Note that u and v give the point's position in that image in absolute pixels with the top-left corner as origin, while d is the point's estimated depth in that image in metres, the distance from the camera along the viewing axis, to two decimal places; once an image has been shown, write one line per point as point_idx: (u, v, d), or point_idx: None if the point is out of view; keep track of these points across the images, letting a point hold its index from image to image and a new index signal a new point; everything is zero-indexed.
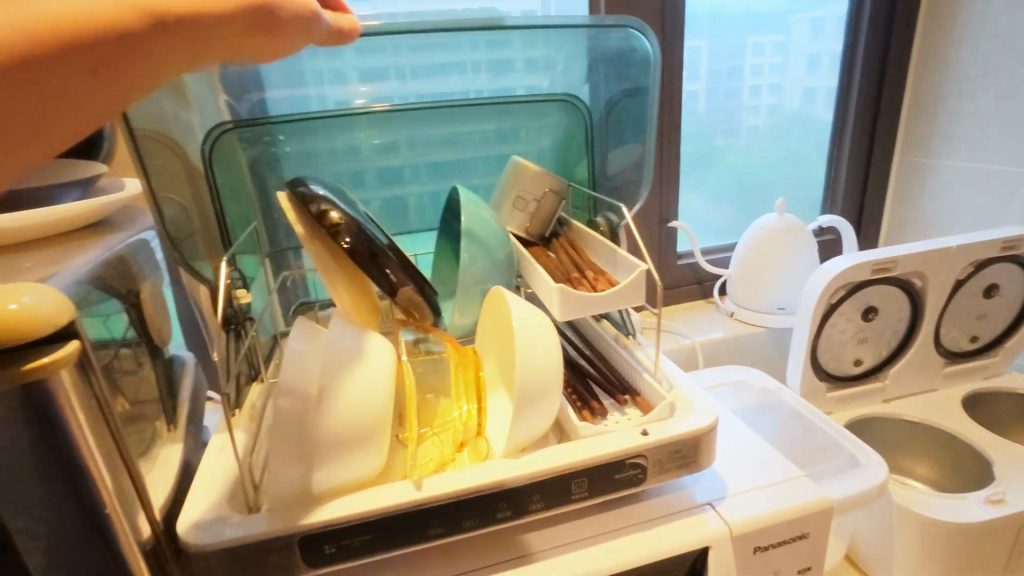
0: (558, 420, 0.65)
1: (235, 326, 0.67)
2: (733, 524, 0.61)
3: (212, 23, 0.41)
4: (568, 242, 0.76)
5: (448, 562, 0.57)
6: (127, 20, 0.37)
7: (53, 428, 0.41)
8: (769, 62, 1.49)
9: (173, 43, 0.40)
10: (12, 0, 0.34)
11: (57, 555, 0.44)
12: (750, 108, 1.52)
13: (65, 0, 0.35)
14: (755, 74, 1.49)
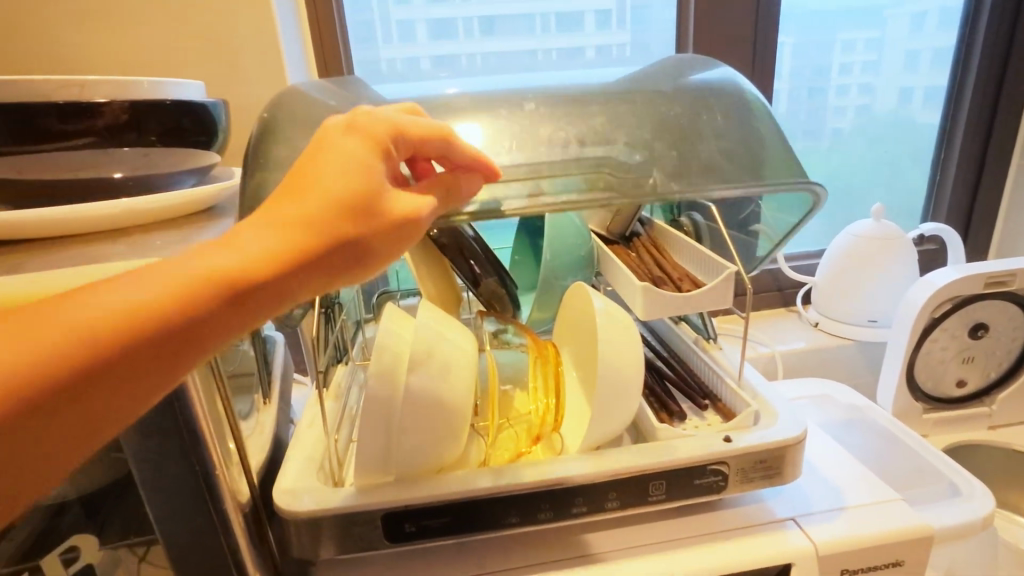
0: (635, 421, 0.65)
1: (327, 312, 0.69)
2: (819, 543, 0.57)
3: (338, 242, 0.37)
4: (651, 241, 0.74)
5: (522, 552, 0.58)
6: (240, 278, 0.34)
7: (176, 392, 0.45)
8: (870, 58, 1.40)
9: (302, 283, 0.36)
10: (126, 279, 0.32)
11: (173, 507, 0.48)
12: (835, 109, 1.43)
13: (184, 268, 0.33)
14: (844, 72, 1.40)
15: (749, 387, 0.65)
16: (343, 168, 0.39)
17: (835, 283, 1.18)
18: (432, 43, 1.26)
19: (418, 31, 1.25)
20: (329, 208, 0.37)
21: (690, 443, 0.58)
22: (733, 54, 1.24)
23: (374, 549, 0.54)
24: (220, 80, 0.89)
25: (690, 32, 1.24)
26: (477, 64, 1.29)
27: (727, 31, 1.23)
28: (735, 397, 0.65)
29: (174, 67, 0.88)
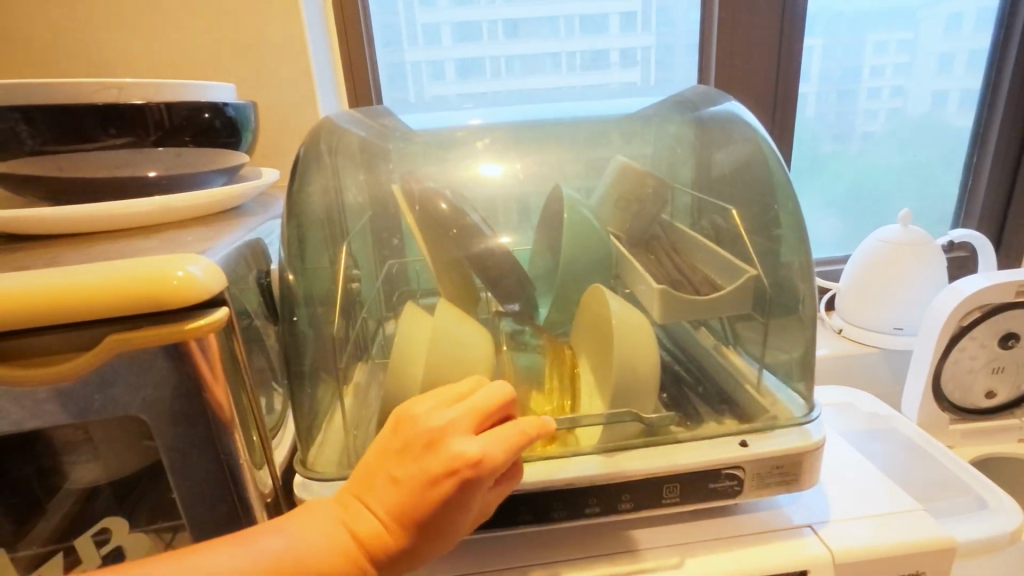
0: None
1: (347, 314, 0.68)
2: (837, 551, 0.57)
3: (441, 511, 0.45)
4: (669, 244, 0.72)
5: (535, 551, 0.59)
6: (360, 540, 0.44)
7: (203, 383, 0.47)
8: (902, 60, 1.37)
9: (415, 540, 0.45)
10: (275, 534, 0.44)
11: (198, 494, 0.50)
12: (866, 113, 1.41)
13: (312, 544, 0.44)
14: (876, 75, 1.38)
15: (768, 392, 0.64)
16: (440, 413, 0.48)
17: (859, 290, 1.16)
18: (457, 47, 1.27)
19: (444, 36, 1.26)
20: (425, 492, 0.45)
21: (706, 446, 0.58)
22: (759, 56, 1.23)
23: None
24: (248, 82, 0.91)
25: (714, 34, 1.23)
26: (501, 67, 1.30)
27: (752, 32, 1.21)
28: (754, 402, 0.64)
29: (205, 68, 0.90)
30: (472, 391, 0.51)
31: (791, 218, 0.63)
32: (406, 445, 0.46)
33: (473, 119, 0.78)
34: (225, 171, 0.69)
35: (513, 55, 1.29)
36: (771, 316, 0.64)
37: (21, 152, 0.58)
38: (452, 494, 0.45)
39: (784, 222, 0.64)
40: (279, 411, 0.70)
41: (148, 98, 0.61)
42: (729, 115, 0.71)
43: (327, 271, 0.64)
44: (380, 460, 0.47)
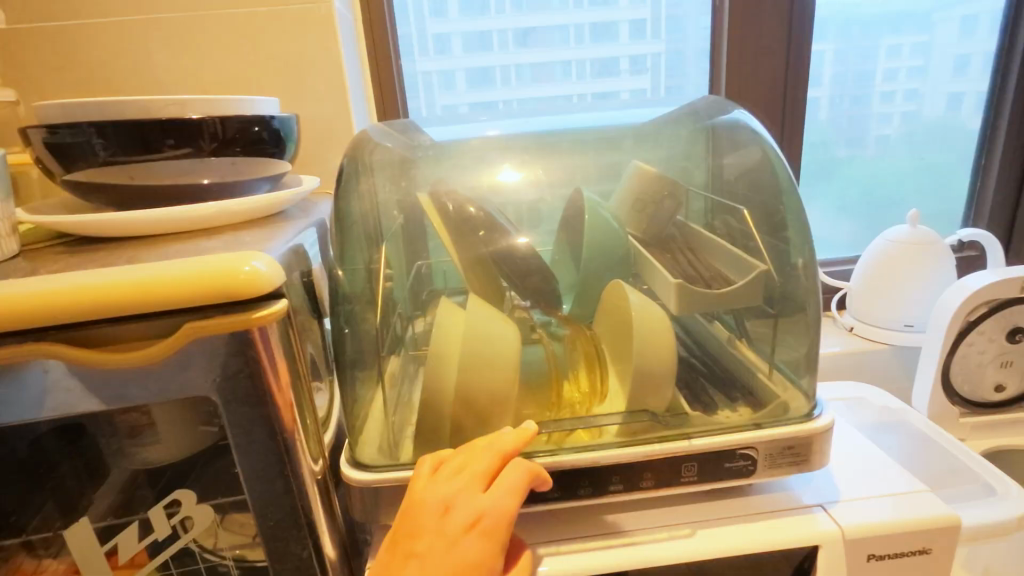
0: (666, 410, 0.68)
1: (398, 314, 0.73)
2: (846, 528, 0.60)
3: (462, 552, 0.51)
4: (684, 244, 0.76)
5: (561, 527, 0.63)
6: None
7: (266, 367, 0.52)
8: (909, 64, 1.40)
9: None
10: None
11: (258, 472, 0.55)
12: (880, 115, 1.44)
13: None
14: (889, 78, 1.41)
15: (779, 378, 0.68)
16: (445, 487, 0.54)
17: (869, 288, 1.19)
18: (469, 56, 1.33)
19: (455, 45, 1.32)
20: (445, 540, 0.51)
21: (721, 429, 0.62)
22: (768, 63, 1.28)
23: None
24: (285, 95, 0.98)
25: (724, 42, 1.28)
26: (516, 77, 1.35)
27: (761, 40, 1.26)
28: (767, 387, 0.67)
29: (246, 83, 0.97)
30: (470, 456, 0.56)
31: (797, 222, 0.67)
32: (420, 526, 0.52)
33: (492, 128, 0.81)
34: (270, 178, 0.75)
35: (525, 64, 1.35)
36: (779, 316, 0.67)
37: (95, 162, 0.64)
38: (473, 551, 0.52)
39: (791, 225, 0.67)
40: (328, 399, 0.75)
41: (205, 112, 0.67)
42: (738, 123, 0.75)
43: (361, 267, 0.67)
44: (395, 549, 0.52)
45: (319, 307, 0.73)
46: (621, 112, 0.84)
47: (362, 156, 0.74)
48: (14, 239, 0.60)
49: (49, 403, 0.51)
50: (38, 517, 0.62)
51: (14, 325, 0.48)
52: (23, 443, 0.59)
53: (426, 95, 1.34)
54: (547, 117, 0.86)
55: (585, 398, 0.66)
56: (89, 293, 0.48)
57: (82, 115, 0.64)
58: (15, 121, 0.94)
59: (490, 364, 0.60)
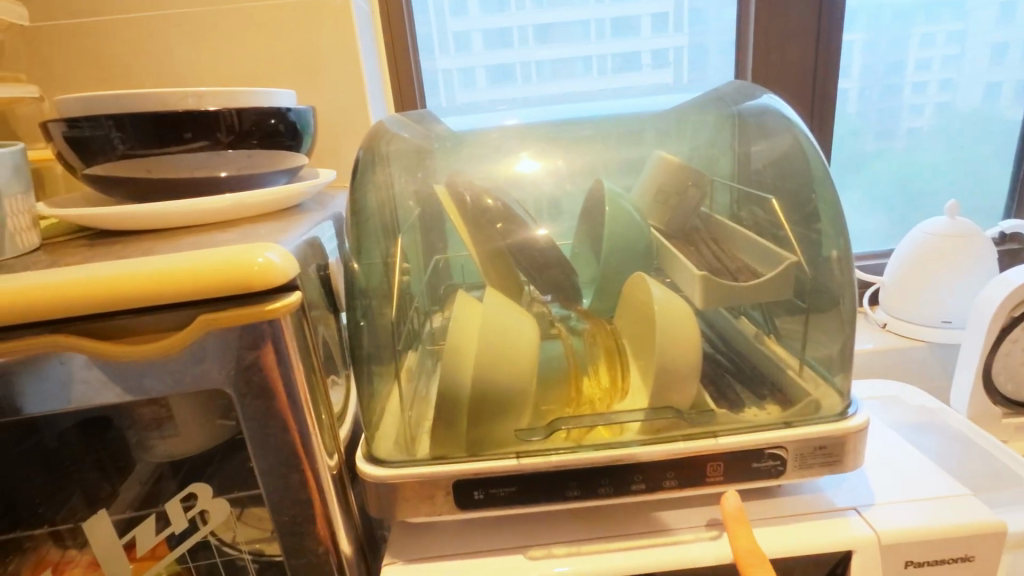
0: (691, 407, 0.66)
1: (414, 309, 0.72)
2: (882, 532, 0.57)
3: None
4: (708, 235, 0.73)
5: (580, 526, 0.61)
6: None
7: (280, 360, 0.52)
8: (943, 53, 1.35)
9: None
10: None
11: (272, 466, 0.55)
12: (912, 107, 1.38)
13: None
14: (922, 68, 1.35)
15: (811, 375, 0.64)
16: None
17: (904, 283, 1.15)
18: (486, 54, 1.31)
19: (473, 42, 1.30)
20: None
21: (749, 427, 0.60)
22: (798, 49, 1.23)
23: (445, 513, 0.59)
24: (303, 89, 0.97)
25: (750, 29, 1.24)
26: (533, 70, 1.33)
27: (790, 26, 1.21)
28: (796, 385, 0.64)
29: (264, 77, 0.97)
30: None
31: (830, 213, 0.64)
32: None
33: (509, 119, 0.79)
34: (287, 171, 0.74)
35: (543, 61, 1.32)
36: (811, 311, 0.64)
37: (114, 156, 0.64)
38: None
39: (823, 216, 0.64)
40: (345, 393, 0.75)
41: (221, 105, 0.67)
42: (767, 110, 0.72)
43: (378, 261, 0.65)
44: None
45: (336, 302, 0.72)
46: (644, 100, 0.82)
47: (379, 147, 0.72)
48: (35, 232, 0.61)
49: (68, 395, 0.51)
50: (64, 509, 0.63)
51: (31, 317, 0.48)
52: (46, 434, 0.60)
53: (443, 92, 1.33)
54: (562, 106, 0.83)
55: (605, 394, 0.64)
56: (103, 285, 0.48)
57: (101, 108, 0.64)
58: (40, 117, 0.95)
59: (507, 359, 0.58)
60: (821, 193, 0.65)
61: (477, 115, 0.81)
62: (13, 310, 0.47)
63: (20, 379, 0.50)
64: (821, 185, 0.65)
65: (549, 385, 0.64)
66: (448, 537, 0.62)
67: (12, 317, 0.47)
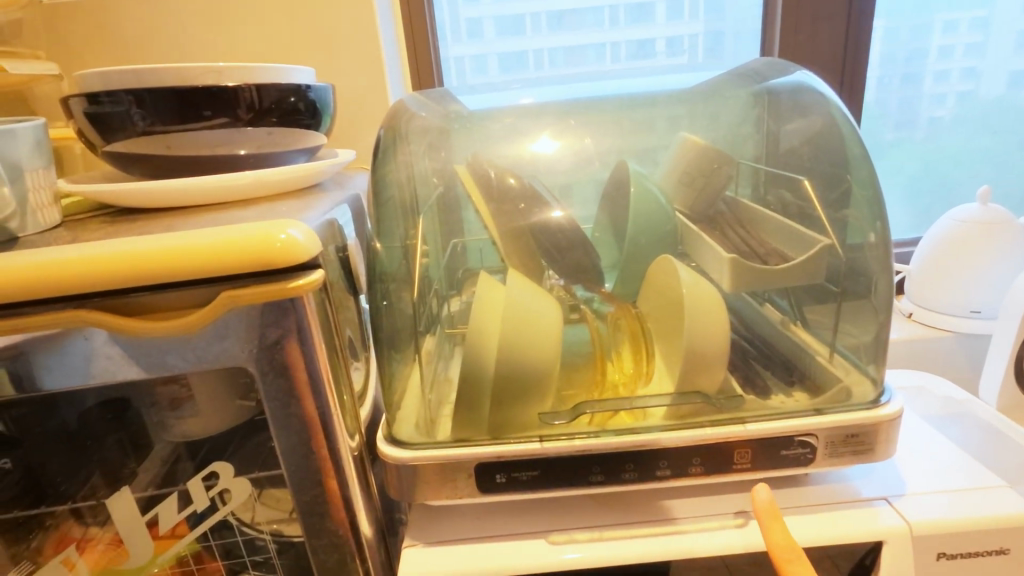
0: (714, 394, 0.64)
1: (436, 294, 0.71)
2: (915, 523, 0.56)
3: None
4: (735, 218, 0.71)
5: (602, 511, 0.61)
6: None
7: (302, 338, 0.51)
8: (964, 41, 1.31)
9: None
10: None
11: (294, 445, 0.54)
12: (932, 97, 1.34)
13: None
14: (944, 57, 1.32)
15: (841, 363, 0.63)
16: None
17: (932, 271, 1.12)
18: (500, 40, 1.29)
19: (485, 29, 1.28)
20: None
21: (778, 414, 0.58)
22: (826, 29, 1.19)
23: (467, 496, 0.58)
24: (320, 68, 0.96)
25: (777, 8, 1.20)
26: (549, 55, 1.30)
27: (819, 5, 1.17)
28: (827, 373, 0.62)
29: (281, 57, 0.95)
30: None
31: (866, 195, 0.61)
32: None
33: (524, 97, 0.76)
34: (306, 150, 0.73)
35: (556, 48, 1.30)
36: (844, 297, 0.62)
37: (134, 132, 0.64)
38: None
39: (857, 198, 0.62)
40: (364, 374, 0.74)
41: (241, 80, 0.65)
42: (803, 87, 0.69)
43: (398, 242, 0.64)
44: None
45: (355, 284, 0.72)
46: (667, 78, 0.79)
47: (399, 125, 0.70)
48: (56, 208, 0.60)
49: (91, 370, 0.51)
50: (86, 487, 0.63)
51: (54, 292, 0.47)
52: (68, 411, 0.60)
53: (454, 79, 1.30)
54: (580, 86, 0.80)
55: (629, 378, 0.63)
56: (125, 260, 0.47)
57: (121, 83, 0.63)
58: (58, 95, 0.94)
59: (531, 341, 0.57)
60: (857, 173, 0.62)
61: (496, 94, 0.79)
62: (37, 285, 0.47)
63: (43, 355, 0.50)
64: (858, 164, 0.62)
65: (572, 369, 0.63)
66: (470, 521, 0.61)
67: (35, 291, 0.47)
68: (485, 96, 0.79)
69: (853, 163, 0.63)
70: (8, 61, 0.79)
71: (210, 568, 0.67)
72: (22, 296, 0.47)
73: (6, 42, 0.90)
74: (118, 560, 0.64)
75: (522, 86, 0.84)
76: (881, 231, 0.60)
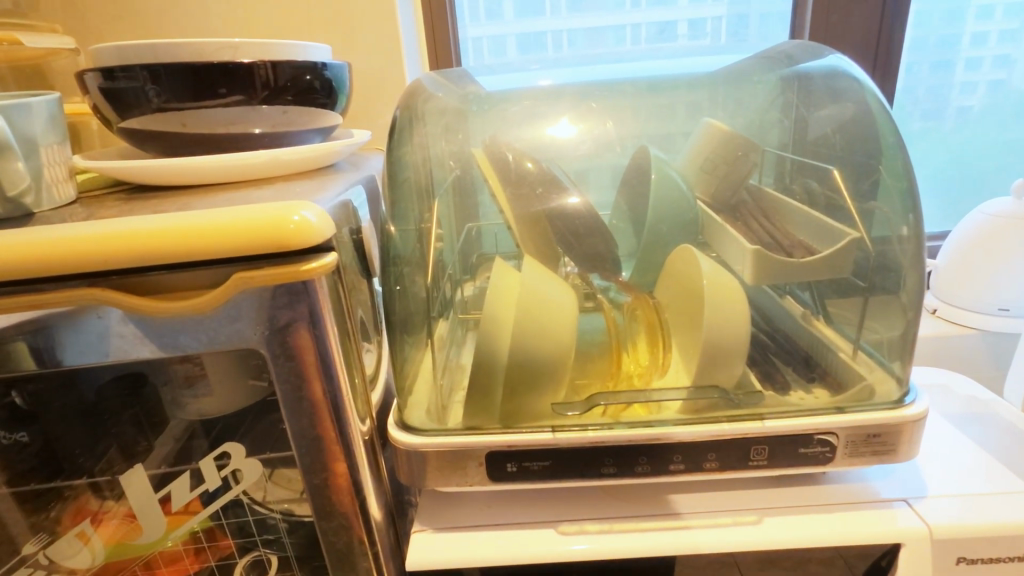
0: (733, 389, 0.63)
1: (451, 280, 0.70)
2: (935, 526, 0.55)
3: None
4: (758, 208, 0.69)
5: (614, 503, 0.60)
6: None
7: (315, 323, 0.51)
8: (999, 28, 1.26)
9: None
10: None
11: (305, 429, 0.54)
12: (962, 85, 1.29)
13: None
14: (977, 43, 1.27)
15: (865, 360, 0.61)
16: None
17: (961, 267, 1.08)
18: (518, 21, 1.26)
19: (503, 9, 1.25)
20: None
21: (797, 410, 0.57)
22: (860, 12, 1.14)
23: (478, 484, 0.58)
24: (336, 46, 0.94)
25: None
26: (564, 38, 1.27)
27: None
28: (849, 370, 0.61)
29: (298, 34, 0.94)
30: None
31: (900, 185, 0.59)
32: None
33: (543, 79, 0.74)
34: (321, 130, 0.72)
35: (575, 30, 1.27)
36: (870, 291, 0.60)
37: (149, 108, 0.63)
38: None
39: (890, 190, 0.59)
40: (377, 358, 0.73)
41: (257, 57, 0.64)
42: (837, 72, 0.67)
43: (411, 226, 0.63)
44: None
45: (368, 267, 0.71)
46: (693, 59, 0.76)
47: (415, 106, 0.69)
48: (71, 184, 0.60)
49: (106, 348, 0.51)
50: (101, 460, 0.63)
51: (69, 269, 0.47)
52: (84, 387, 0.60)
53: (470, 61, 1.28)
54: (598, 67, 0.77)
55: (645, 370, 0.62)
56: (138, 239, 0.47)
57: (136, 58, 0.62)
58: (75, 69, 0.94)
59: (546, 330, 0.56)
60: (892, 162, 0.60)
61: (512, 74, 0.78)
62: (52, 261, 0.47)
63: (58, 331, 0.50)
64: (893, 152, 0.60)
65: (588, 358, 0.62)
66: (479, 508, 0.61)
67: (50, 268, 0.47)
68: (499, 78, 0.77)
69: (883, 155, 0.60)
70: (25, 33, 0.78)
71: (221, 545, 0.68)
72: (37, 273, 0.47)
73: (24, 16, 0.89)
74: (131, 536, 0.65)
75: (539, 68, 0.82)
76: (916, 222, 0.58)
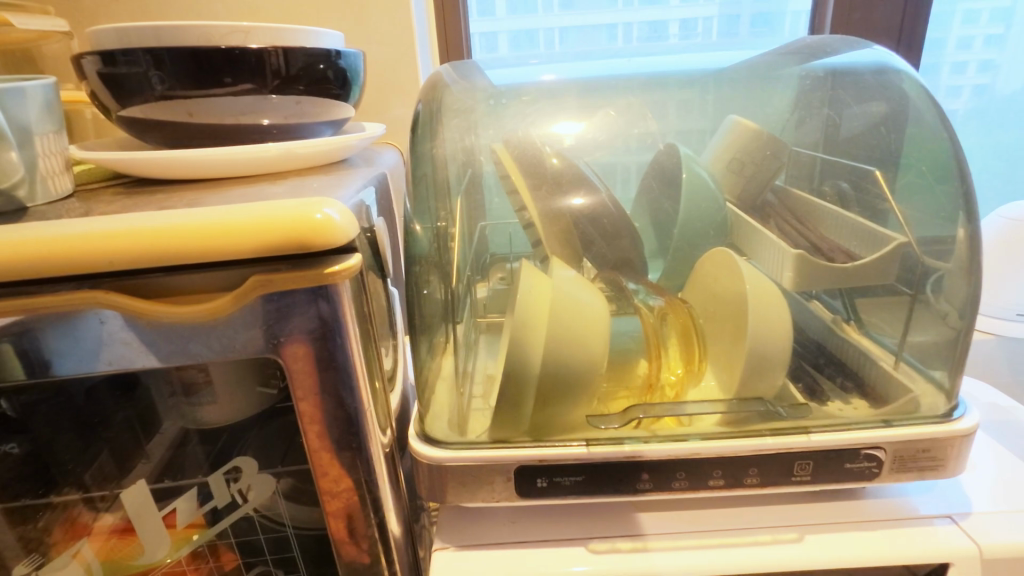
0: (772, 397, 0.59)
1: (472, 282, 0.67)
2: (985, 545, 0.52)
3: None
4: (790, 210, 0.66)
5: (646, 519, 0.57)
6: None
7: (337, 331, 0.47)
8: (985, 32, 1.24)
9: None
10: None
11: (324, 442, 0.51)
12: (949, 89, 1.28)
13: None
14: (964, 47, 1.25)
15: (906, 371, 0.58)
16: None
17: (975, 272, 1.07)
18: (511, 18, 1.22)
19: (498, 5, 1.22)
20: None
21: (841, 424, 0.54)
22: (859, 13, 1.12)
23: (505, 500, 0.55)
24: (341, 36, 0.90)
25: None
26: (555, 36, 1.24)
27: None
28: (892, 382, 0.58)
29: (301, 22, 0.90)
30: None
31: (954, 189, 0.55)
32: None
33: (549, 74, 0.70)
34: (332, 123, 0.68)
35: (569, 27, 1.24)
36: (917, 299, 0.57)
37: (151, 96, 0.59)
38: None
39: (940, 194, 0.56)
40: (394, 361, 0.70)
41: (266, 43, 0.60)
42: (886, 68, 0.63)
43: (431, 225, 0.59)
44: None
45: (384, 266, 0.66)
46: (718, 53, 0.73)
47: (435, 99, 0.65)
48: (67, 176, 0.56)
49: (106, 354, 0.47)
50: (94, 469, 0.59)
51: (68, 270, 0.43)
52: (78, 395, 0.56)
53: None
54: (594, 62, 0.73)
55: (679, 380, 0.59)
56: (145, 237, 0.43)
57: (137, 41, 0.58)
58: (67, 55, 0.89)
59: (579, 337, 0.53)
60: (945, 163, 0.56)
61: (518, 68, 0.74)
62: (53, 263, 0.42)
63: (54, 335, 0.46)
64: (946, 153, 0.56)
65: (620, 367, 0.59)
66: (503, 524, 0.58)
67: (47, 269, 0.43)
68: (504, 71, 0.74)
69: (931, 156, 0.57)
70: (15, 16, 0.73)
71: (226, 562, 0.64)
72: (34, 274, 0.43)
73: None
74: (131, 554, 0.61)
75: (543, 62, 0.78)
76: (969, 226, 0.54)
